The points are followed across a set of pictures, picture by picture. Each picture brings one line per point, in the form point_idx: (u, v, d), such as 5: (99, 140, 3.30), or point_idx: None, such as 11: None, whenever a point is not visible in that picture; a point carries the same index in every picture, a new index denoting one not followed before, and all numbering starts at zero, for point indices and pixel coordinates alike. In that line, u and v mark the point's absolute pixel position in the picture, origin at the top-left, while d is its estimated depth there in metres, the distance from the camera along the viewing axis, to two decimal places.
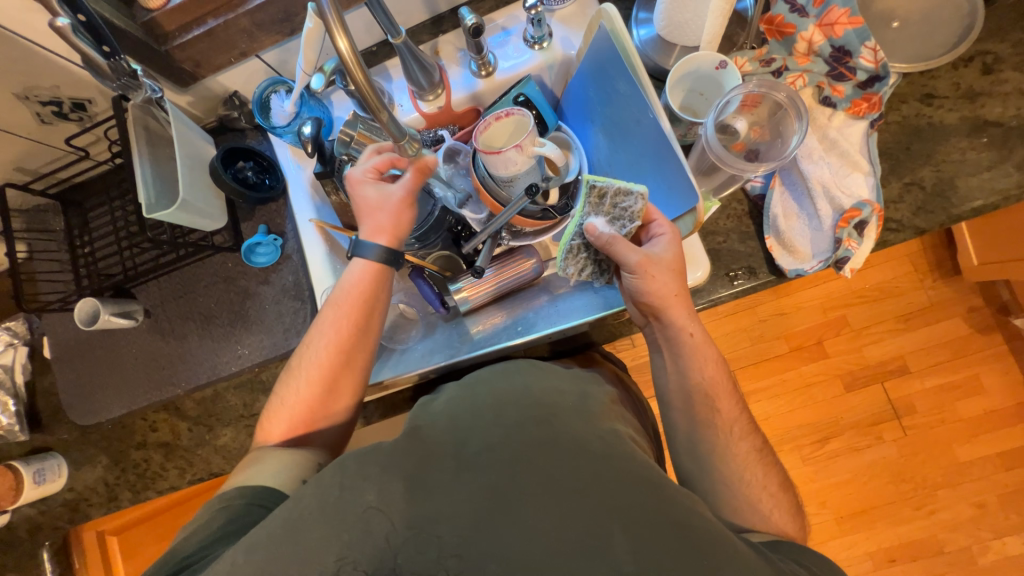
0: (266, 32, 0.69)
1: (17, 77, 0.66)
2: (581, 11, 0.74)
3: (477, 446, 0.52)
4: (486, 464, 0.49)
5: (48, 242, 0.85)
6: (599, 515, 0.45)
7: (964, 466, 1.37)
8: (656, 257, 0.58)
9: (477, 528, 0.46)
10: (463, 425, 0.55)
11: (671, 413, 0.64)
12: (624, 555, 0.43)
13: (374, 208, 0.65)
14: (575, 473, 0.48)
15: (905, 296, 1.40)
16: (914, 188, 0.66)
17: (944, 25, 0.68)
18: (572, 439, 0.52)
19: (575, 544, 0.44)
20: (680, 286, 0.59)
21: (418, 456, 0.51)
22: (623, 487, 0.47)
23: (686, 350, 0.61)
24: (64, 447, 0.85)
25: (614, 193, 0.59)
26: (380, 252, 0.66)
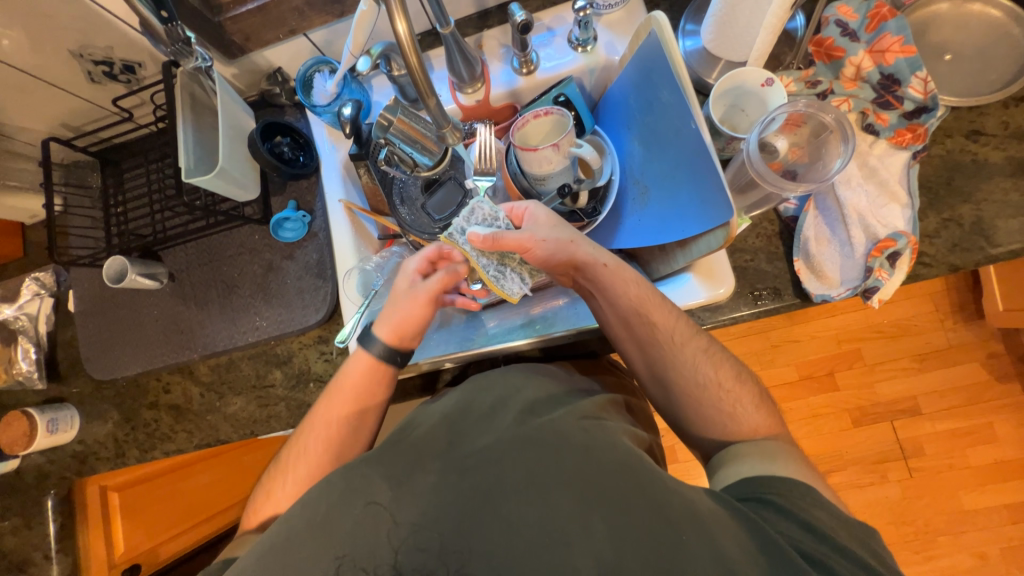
0: (317, 11, 0.71)
1: (74, 35, 0.68)
2: (628, 17, 0.74)
3: (464, 451, 0.53)
4: (477, 465, 0.50)
5: (84, 198, 0.87)
6: (584, 505, 0.47)
7: (970, 514, 1.34)
8: (539, 235, 0.61)
9: (480, 516, 0.47)
10: (456, 424, 0.56)
11: (624, 349, 0.63)
12: (604, 546, 0.44)
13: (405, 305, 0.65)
14: (567, 466, 0.49)
15: (925, 335, 1.37)
16: (952, 225, 0.65)
17: (998, 62, 0.67)
18: (555, 431, 0.52)
19: (559, 533, 0.45)
20: (572, 241, 0.61)
21: (421, 450, 0.53)
22: (611, 477, 0.48)
23: (603, 279, 0.61)
24: (78, 400, 0.87)
25: (465, 221, 0.64)
26: (381, 350, 0.64)
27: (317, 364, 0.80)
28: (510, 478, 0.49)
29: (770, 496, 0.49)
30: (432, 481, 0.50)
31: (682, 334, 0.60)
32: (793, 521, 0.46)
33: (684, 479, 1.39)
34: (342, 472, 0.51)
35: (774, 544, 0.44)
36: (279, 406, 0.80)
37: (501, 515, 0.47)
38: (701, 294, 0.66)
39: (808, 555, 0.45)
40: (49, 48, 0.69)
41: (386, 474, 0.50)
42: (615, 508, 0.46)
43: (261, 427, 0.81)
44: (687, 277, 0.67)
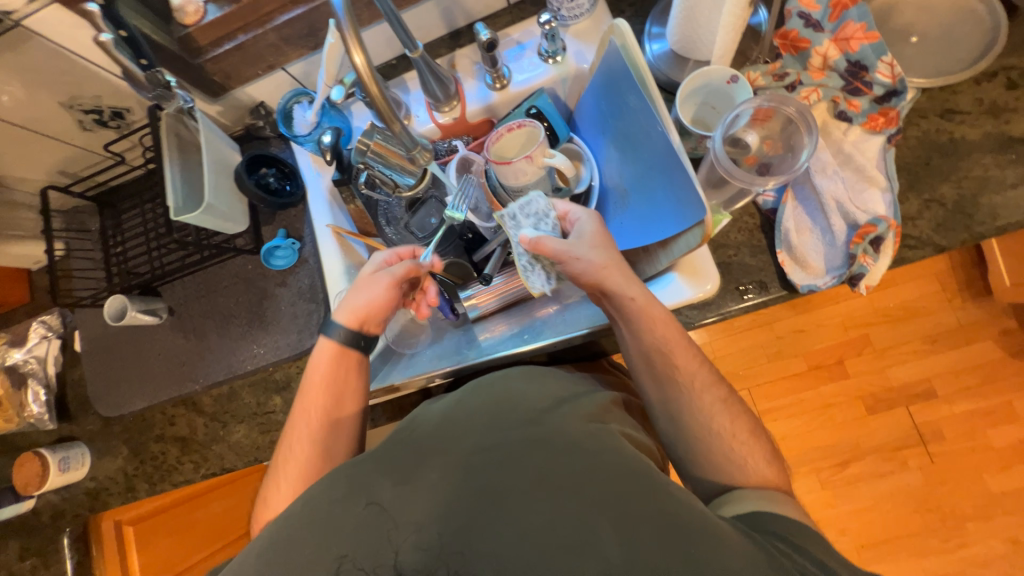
0: (292, 45, 0.73)
1: (64, 87, 0.71)
2: (594, 26, 0.75)
3: (472, 448, 0.52)
4: (486, 464, 0.50)
5: (85, 242, 0.90)
6: (593, 505, 0.45)
7: (997, 497, 1.30)
8: (582, 248, 0.60)
9: (479, 523, 0.45)
10: (460, 428, 0.56)
11: (638, 380, 0.62)
12: (613, 546, 0.42)
13: (362, 285, 0.67)
14: (575, 468, 0.48)
15: (932, 316, 1.35)
16: (934, 205, 0.64)
17: (967, 39, 0.66)
18: (559, 434, 0.53)
19: (567, 537, 0.43)
20: (608, 265, 0.59)
21: (425, 450, 0.53)
22: (621, 482, 0.47)
23: (631, 319, 0.59)
24: (88, 437, 0.89)
25: (520, 209, 0.67)
26: (341, 333, 0.66)
27: None
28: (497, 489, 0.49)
29: (776, 527, 0.47)
30: (432, 479, 0.49)
31: (702, 379, 0.59)
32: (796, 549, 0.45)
33: None
34: (347, 470, 0.51)
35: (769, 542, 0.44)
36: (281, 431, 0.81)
37: (494, 526, 0.45)
38: (686, 292, 0.66)
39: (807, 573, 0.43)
40: (41, 102, 0.72)
41: (391, 474, 0.49)
42: (626, 509, 0.45)
43: (264, 453, 0.82)
44: (672, 277, 0.68)
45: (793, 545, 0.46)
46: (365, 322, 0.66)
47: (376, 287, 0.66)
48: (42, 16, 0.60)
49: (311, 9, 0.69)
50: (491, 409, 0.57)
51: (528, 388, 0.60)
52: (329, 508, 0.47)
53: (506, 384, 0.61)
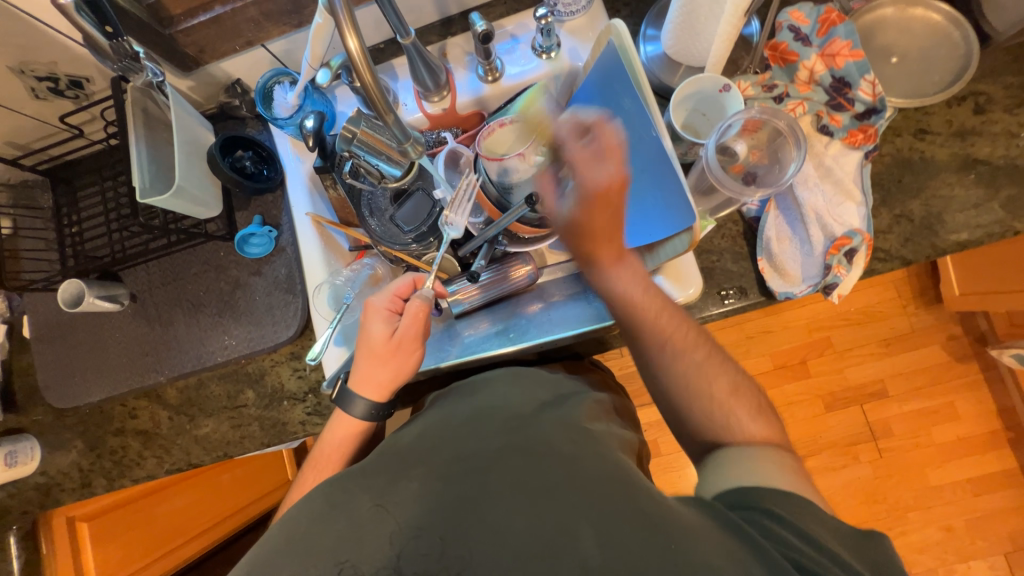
0: (273, 22, 0.69)
1: (14, 51, 0.65)
2: (589, 23, 0.74)
3: (452, 458, 0.52)
4: (463, 475, 0.49)
5: (36, 220, 0.83)
6: (573, 511, 0.44)
7: (937, 490, 1.40)
8: (574, 203, 0.58)
9: (460, 526, 0.45)
10: (443, 433, 0.56)
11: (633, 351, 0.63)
12: (592, 551, 0.41)
13: (378, 359, 0.62)
14: (554, 476, 0.48)
15: (889, 322, 1.43)
16: (903, 220, 0.68)
17: (941, 63, 0.70)
18: (545, 445, 0.51)
19: (545, 540, 0.43)
20: (602, 223, 0.58)
21: (409, 460, 0.53)
22: (599, 486, 0.46)
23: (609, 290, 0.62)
24: (38, 429, 0.83)
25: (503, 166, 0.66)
26: (366, 410, 0.63)
27: (290, 381, 0.78)
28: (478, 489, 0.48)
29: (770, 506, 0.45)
30: (414, 492, 0.48)
31: (684, 339, 0.59)
32: (794, 532, 0.43)
33: (667, 472, 1.42)
34: (325, 488, 0.51)
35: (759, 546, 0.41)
36: (254, 426, 0.79)
37: (474, 525, 0.45)
38: (670, 296, 0.67)
39: (798, 564, 0.42)
40: None
41: (370, 488, 0.50)
42: (601, 513, 0.44)
43: (235, 449, 0.79)
44: (657, 280, 0.68)
45: (782, 519, 0.44)
46: (391, 390, 0.64)
47: (405, 354, 0.62)
48: None
49: None
50: (474, 414, 0.58)
51: (512, 395, 0.60)
52: (316, 516, 0.48)
53: (484, 391, 0.61)
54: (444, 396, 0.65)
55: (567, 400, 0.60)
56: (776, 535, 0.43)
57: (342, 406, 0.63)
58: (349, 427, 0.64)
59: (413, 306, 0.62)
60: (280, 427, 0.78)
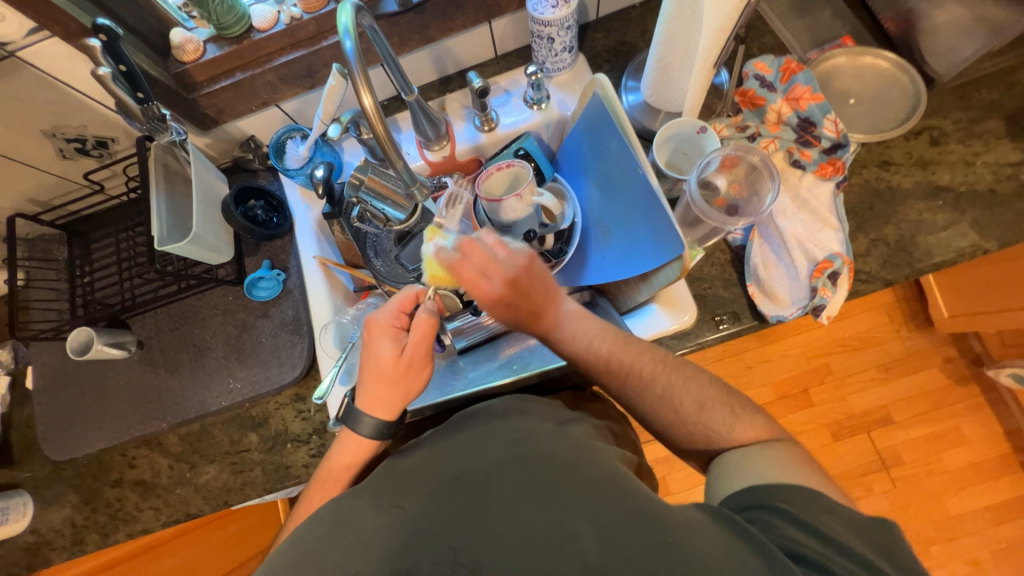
0: (288, 85, 0.76)
1: (48, 116, 0.70)
2: (576, 78, 0.82)
3: (453, 472, 0.52)
4: (468, 486, 0.50)
5: (49, 271, 0.85)
6: (569, 511, 0.46)
7: (956, 520, 1.36)
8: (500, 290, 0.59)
9: (463, 550, 0.46)
10: (444, 449, 0.56)
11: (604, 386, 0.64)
12: (591, 547, 0.44)
13: (381, 379, 0.61)
14: (549, 482, 0.49)
15: (884, 346, 1.45)
16: (880, 244, 0.72)
17: (895, 103, 0.77)
18: (542, 451, 0.52)
19: (544, 541, 0.45)
20: (529, 301, 0.60)
21: (413, 475, 0.54)
22: (595, 486, 0.48)
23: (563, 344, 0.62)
24: (33, 484, 0.81)
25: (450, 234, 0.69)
26: (372, 428, 0.62)
27: (294, 423, 0.78)
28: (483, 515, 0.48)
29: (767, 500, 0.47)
30: (419, 505, 0.50)
31: (649, 369, 0.60)
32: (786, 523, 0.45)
33: None
34: (331, 507, 0.51)
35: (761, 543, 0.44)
36: (256, 471, 0.77)
37: (480, 537, 0.46)
38: (667, 323, 0.69)
39: (800, 556, 0.44)
40: (21, 129, 0.71)
41: (378, 504, 0.51)
42: (600, 515, 0.45)
43: (235, 496, 0.77)
44: (652, 309, 0.71)
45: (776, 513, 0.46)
46: (398, 410, 0.63)
47: (413, 373, 0.62)
48: (38, 48, 0.61)
49: (311, 52, 0.72)
50: (475, 431, 0.57)
51: (508, 413, 0.59)
52: (320, 542, 0.48)
53: (477, 412, 0.61)
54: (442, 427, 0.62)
55: (565, 418, 0.60)
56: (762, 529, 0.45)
57: (348, 425, 0.63)
58: (352, 464, 0.64)
59: (420, 321, 0.61)
60: (283, 472, 0.77)
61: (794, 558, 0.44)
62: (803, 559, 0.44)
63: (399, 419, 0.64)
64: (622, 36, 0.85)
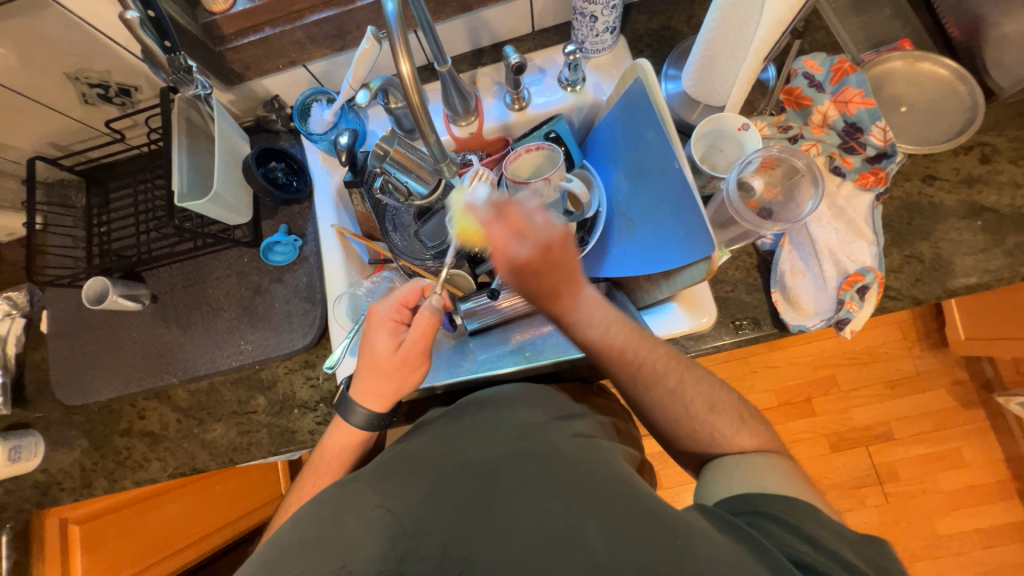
0: (317, 45, 0.73)
1: (72, 58, 0.69)
2: (614, 61, 0.78)
3: (457, 463, 0.53)
4: (473, 477, 0.51)
5: (67, 218, 0.85)
6: (579, 509, 0.46)
7: (945, 539, 1.37)
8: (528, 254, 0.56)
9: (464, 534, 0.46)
10: (448, 436, 0.57)
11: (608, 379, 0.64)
12: (598, 547, 0.43)
13: (377, 372, 0.62)
14: (557, 477, 0.49)
15: (895, 363, 1.43)
16: (913, 261, 0.70)
17: (948, 114, 0.73)
18: (550, 446, 0.53)
19: (554, 537, 0.44)
20: (554, 273, 0.57)
21: (417, 462, 0.55)
22: (600, 483, 0.48)
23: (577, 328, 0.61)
24: (44, 426, 0.83)
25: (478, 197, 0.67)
26: (365, 418, 0.63)
27: (302, 390, 0.79)
28: (486, 500, 0.49)
29: (778, 510, 0.46)
30: (422, 492, 0.50)
31: (666, 365, 0.59)
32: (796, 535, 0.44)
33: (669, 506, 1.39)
34: (336, 491, 0.52)
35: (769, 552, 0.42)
36: (262, 433, 0.78)
37: (488, 526, 0.46)
38: (684, 323, 0.68)
39: (799, 561, 0.42)
40: (45, 70, 0.69)
41: (382, 490, 0.51)
42: (606, 512, 0.45)
43: (241, 455, 0.78)
44: (671, 307, 0.70)
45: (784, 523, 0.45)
46: (389, 403, 0.63)
47: (408, 369, 0.62)
48: None
49: (343, 12, 0.70)
50: (483, 420, 0.58)
51: (517, 405, 0.60)
52: (324, 514, 0.48)
53: (485, 402, 0.61)
54: (453, 411, 0.62)
55: (569, 413, 0.60)
56: (773, 535, 0.45)
57: (341, 413, 0.64)
58: (359, 436, 0.64)
59: (420, 318, 0.60)
60: (288, 436, 0.78)
61: (793, 562, 0.42)
62: (803, 565, 0.42)
63: (391, 412, 0.64)
64: (667, 20, 0.81)
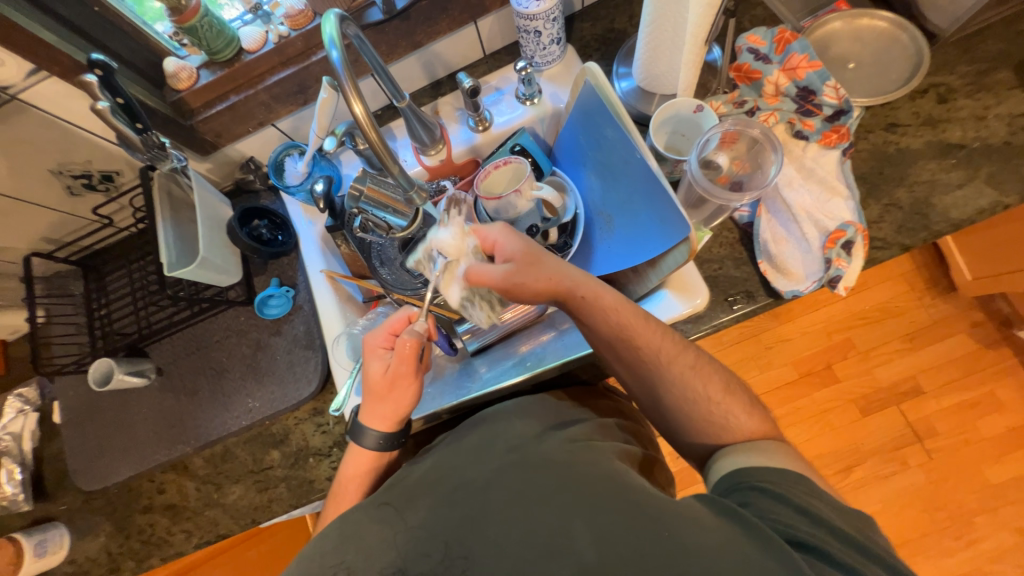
0: (282, 103, 0.77)
1: (54, 155, 0.72)
2: (566, 70, 0.81)
3: (462, 483, 0.53)
4: (469, 495, 0.50)
5: (67, 307, 0.87)
6: (564, 511, 0.46)
7: (999, 488, 1.32)
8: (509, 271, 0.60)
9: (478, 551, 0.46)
10: (449, 460, 0.56)
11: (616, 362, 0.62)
12: (586, 548, 0.43)
13: (378, 394, 0.62)
14: (558, 483, 0.49)
15: (908, 315, 1.41)
16: (893, 208, 0.70)
17: (896, 63, 0.75)
18: (542, 456, 0.53)
19: (543, 544, 0.44)
20: (546, 265, 0.60)
21: (414, 489, 0.53)
22: (596, 485, 0.48)
23: (584, 310, 0.59)
24: (67, 516, 0.83)
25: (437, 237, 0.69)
26: (377, 440, 0.63)
27: (314, 437, 0.79)
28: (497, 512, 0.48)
29: (765, 485, 0.48)
30: (421, 514, 0.50)
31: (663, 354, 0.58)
32: (788, 507, 0.46)
33: None
34: (338, 522, 0.51)
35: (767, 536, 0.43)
36: (281, 488, 0.78)
37: (479, 540, 0.46)
38: (680, 307, 0.68)
39: (799, 542, 0.43)
40: (29, 170, 0.73)
41: (379, 518, 0.50)
42: (603, 513, 0.45)
43: (263, 514, 0.78)
44: (663, 294, 0.70)
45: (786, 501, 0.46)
46: (399, 421, 0.64)
47: (403, 387, 0.62)
48: (37, 88, 0.63)
49: (301, 68, 0.73)
50: (482, 440, 0.57)
51: (511, 418, 0.60)
52: (336, 554, 0.48)
53: (486, 419, 0.61)
54: (456, 431, 0.62)
55: (567, 420, 0.60)
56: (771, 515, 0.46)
57: (352, 439, 0.64)
58: (371, 474, 0.64)
59: (404, 343, 0.61)
60: (307, 487, 0.77)
61: (794, 544, 0.43)
62: (804, 545, 0.43)
63: (401, 430, 0.64)
64: (610, 23, 0.85)
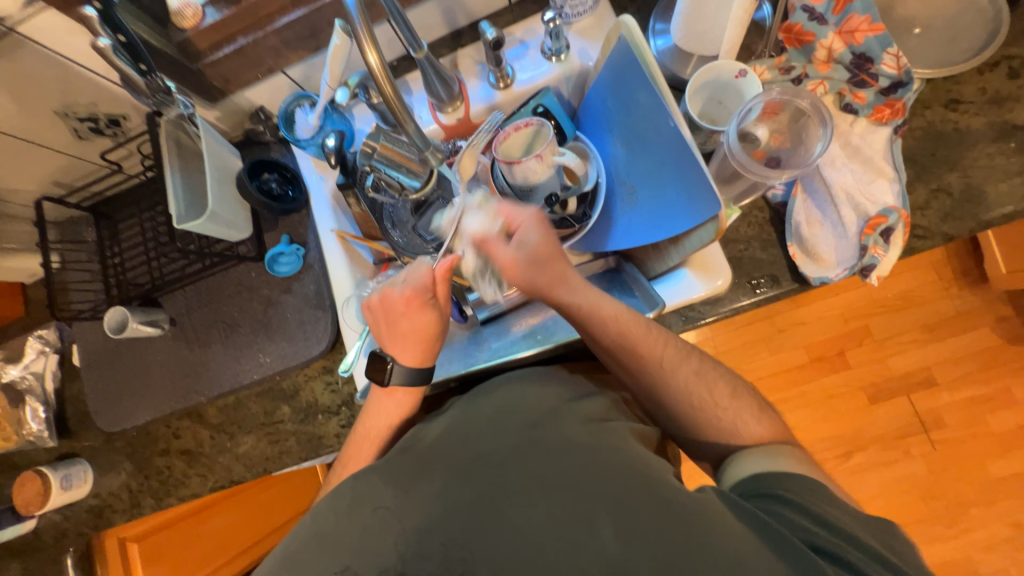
0: (292, 48, 0.72)
1: (58, 95, 0.69)
2: (598, 23, 0.75)
3: (470, 456, 0.53)
4: (484, 474, 0.51)
5: (80, 253, 0.88)
6: (582, 498, 0.46)
7: (998, 482, 1.32)
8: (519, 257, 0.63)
9: (484, 526, 0.47)
10: (462, 432, 0.56)
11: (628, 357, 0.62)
12: (603, 534, 0.44)
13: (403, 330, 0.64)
14: (569, 467, 0.49)
15: (932, 305, 1.36)
16: (942, 194, 0.65)
17: (966, 30, 0.67)
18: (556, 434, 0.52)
19: (561, 530, 0.45)
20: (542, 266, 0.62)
21: (426, 459, 0.54)
22: (612, 471, 0.48)
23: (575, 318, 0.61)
24: (90, 453, 0.87)
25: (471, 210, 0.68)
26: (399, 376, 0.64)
27: (324, 395, 0.80)
28: (504, 489, 0.49)
29: (782, 492, 0.48)
30: (438, 488, 0.50)
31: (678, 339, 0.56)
32: (806, 516, 0.45)
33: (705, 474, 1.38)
34: (351, 482, 0.53)
35: (782, 539, 0.43)
36: (291, 441, 0.80)
37: (494, 517, 0.47)
38: (698, 288, 0.65)
39: (819, 548, 0.43)
40: (34, 110, 0.71)
41: (392, 486, 0.51)
42: (618, 503, 0.45)
43: (274, 464, 0.80)
44: (683, 273, 0.67)
45: (804, 511, 0.46)
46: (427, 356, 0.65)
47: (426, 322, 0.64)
48: (36, 21, 0.59)
49: (313, 10, 0.68)
50: (492, 413, 0.57)
51: (525, 388, 0.59)
52: (345, 518, 0.49)
53: (496, 389, 0.60)
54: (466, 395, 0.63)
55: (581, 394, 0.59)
56: (788, 519, 0.45)
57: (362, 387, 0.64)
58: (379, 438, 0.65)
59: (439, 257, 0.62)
60: (317, 442, 0.79)
61: (815, 549, 0.43)
62: (824, 549, 0.42)
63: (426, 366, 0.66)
64: None
